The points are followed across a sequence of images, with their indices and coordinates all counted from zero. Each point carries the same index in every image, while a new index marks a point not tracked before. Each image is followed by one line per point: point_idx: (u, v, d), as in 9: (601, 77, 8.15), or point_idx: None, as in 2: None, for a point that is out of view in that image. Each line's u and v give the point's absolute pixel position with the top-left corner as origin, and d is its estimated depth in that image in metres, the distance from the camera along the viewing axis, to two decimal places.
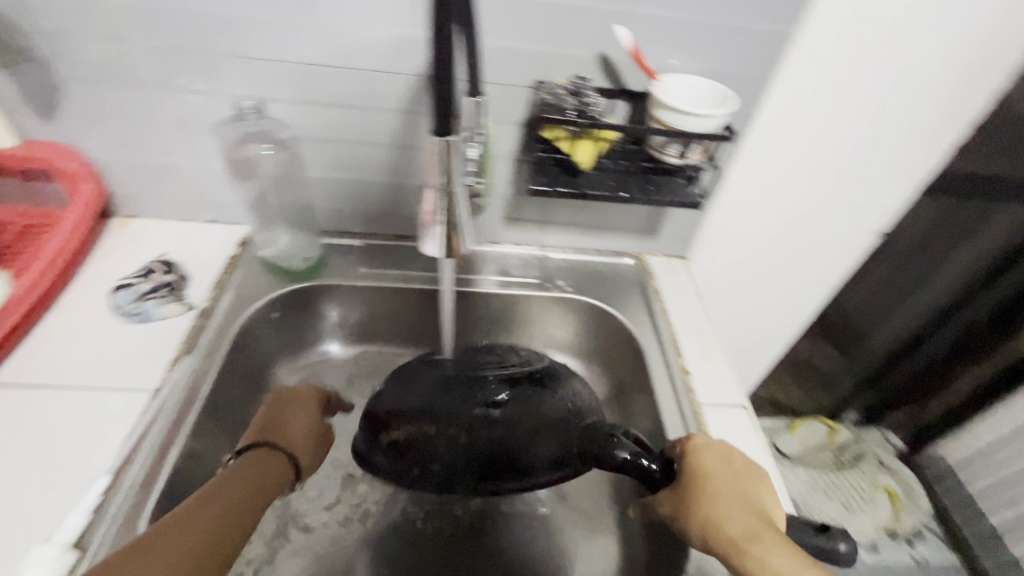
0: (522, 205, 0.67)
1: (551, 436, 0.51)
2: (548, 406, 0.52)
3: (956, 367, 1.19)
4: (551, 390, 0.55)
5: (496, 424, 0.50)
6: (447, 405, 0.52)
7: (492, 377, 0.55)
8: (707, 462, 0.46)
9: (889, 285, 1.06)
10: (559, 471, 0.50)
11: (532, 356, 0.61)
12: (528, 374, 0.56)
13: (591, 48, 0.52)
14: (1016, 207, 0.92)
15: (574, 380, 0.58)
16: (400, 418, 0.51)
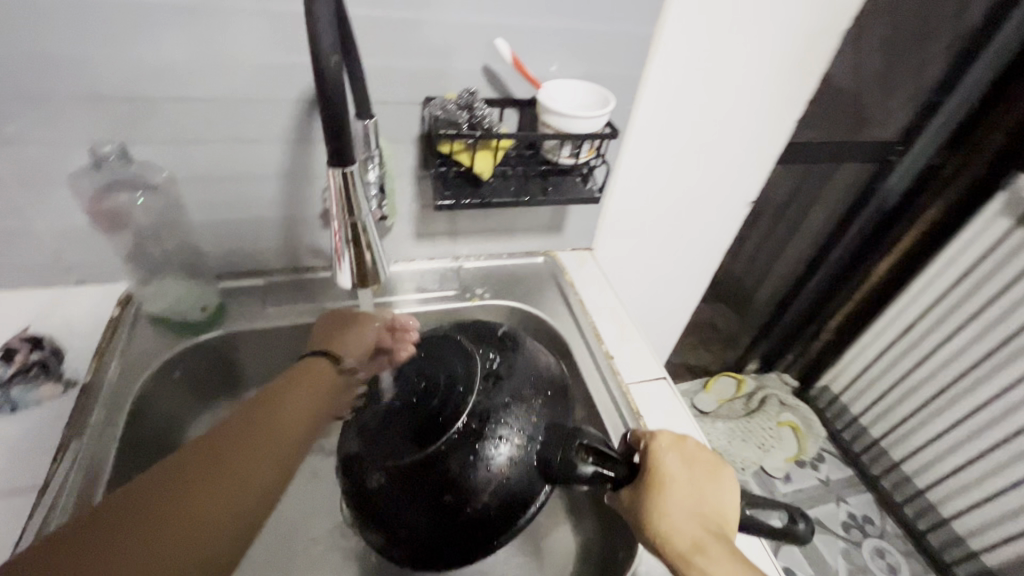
0: (429, 220, 0.67)
1: (524, 474, 0.42)
2: (491, 438, 0.42)
3: (826, 307, 1.37)
4: (492, 411, 0.43)
5: (464, 493, 0.41)
6: (402, 487, 0.42)
7: (423, 423, 0.43)
8: (666, 472, 0.43)
9: (765, 246, 1.20)
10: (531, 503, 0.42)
11: (459, 344, 0.49)
12: (462, 393, 0.44)
13: (473, 60, 0.53)
14: (849, 166, 1.08)
15: (513, 387, 0.45)
16: (380, 521, 0.42)
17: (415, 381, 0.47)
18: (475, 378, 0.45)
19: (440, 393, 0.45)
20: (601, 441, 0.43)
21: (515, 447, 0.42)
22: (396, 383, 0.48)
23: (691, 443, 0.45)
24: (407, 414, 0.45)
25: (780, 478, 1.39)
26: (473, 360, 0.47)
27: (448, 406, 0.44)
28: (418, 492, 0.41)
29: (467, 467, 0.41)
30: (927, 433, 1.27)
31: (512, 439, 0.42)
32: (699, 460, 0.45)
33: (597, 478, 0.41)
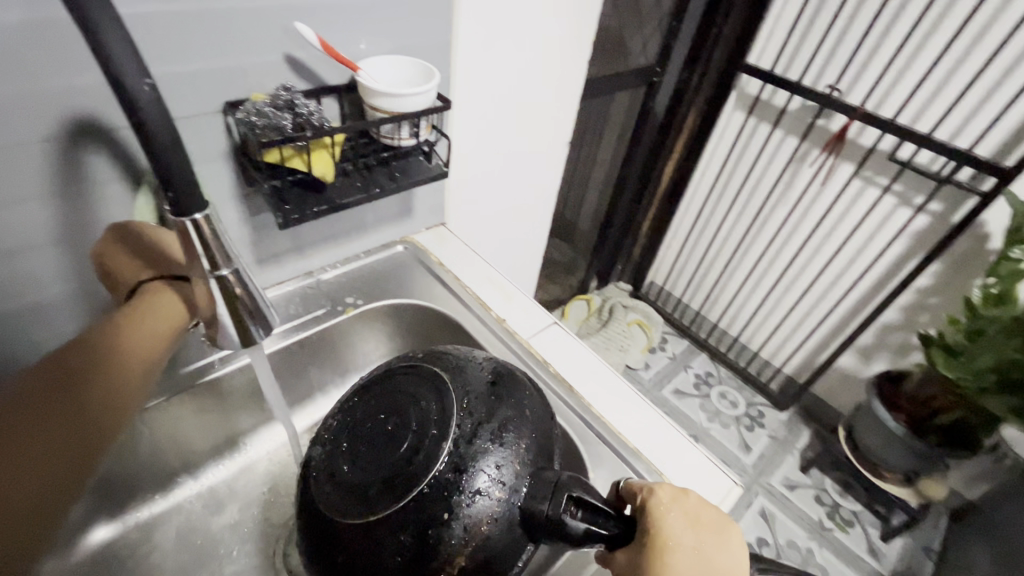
0: (270, 241, 0.59)
1: (500, 536, 0.39)
2: (466, 495, 0.39)
3: (636, 216, 1.60)
4: (469, 459, 0.40)
5: (436, 559, 0.37)
6: (365, 555, 0.38)
7: (391, 474, 0.40)
8: (670, 533, 0.43)
9: (581, 178, 1.32)
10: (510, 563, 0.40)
11: (428, 376, 0.46)
12: (436, 438, 0.41)
13: (276, 51, 0.47)
14: (629, 93, 1.24)
15: (487, 413, 0.42)
16: None
17: (382, 424, 0.44)
18: (450, 420, 0.42)
19: (410, 437, 0.42)
20: (591, 495, 0.40)
21: (494, 501, 0.39)
22: (356, 428, 0.45)
23: (692, 500, 0.46)
24: (375, 464, 0.41)
25: (641, 368, 1.63)
26: (449, 399, 0.43)
27: (418, 458, 0.40)
28: (384, 557, 0.38)
29: (441, 528, 0.38)
30: (730, 292, 1.59)
31: (491, 493, 0.39)
32: (699, 519, 0.46)
33: (584, 535, 0.39)
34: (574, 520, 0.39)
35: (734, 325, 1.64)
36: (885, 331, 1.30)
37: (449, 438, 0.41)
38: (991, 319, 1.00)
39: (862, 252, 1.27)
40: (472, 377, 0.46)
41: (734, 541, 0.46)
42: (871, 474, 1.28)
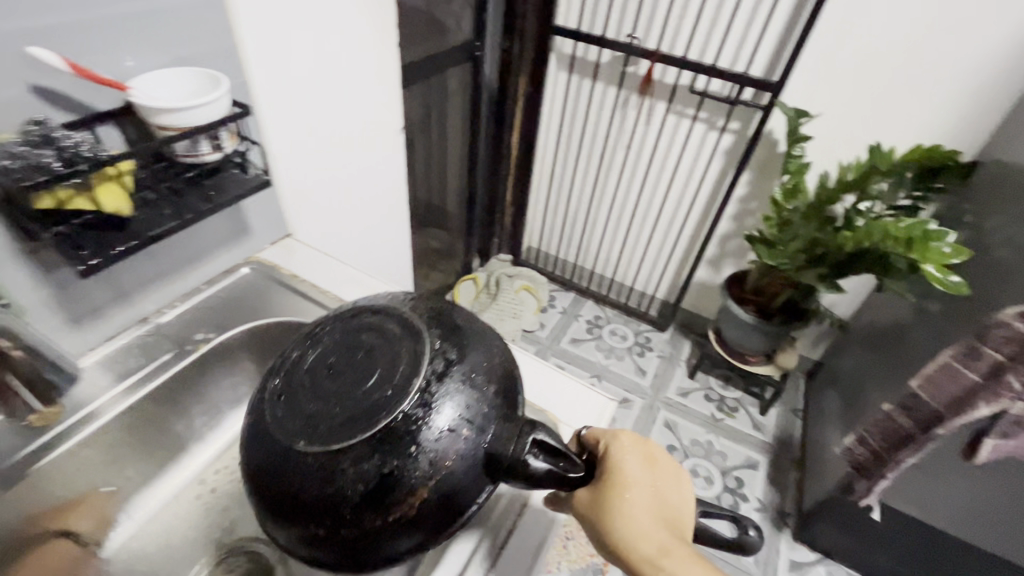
0: (84, 294, 0.53)
1: (466, 468, 0.39)
2: (431, 434, 0.39)
3: (497, 187, 1.65)
4: (439, 396, 0.40)
5: (403, 491, 0.38)
6: (319, 490, 0.38)
7: (352, 411, 0.40)
8: (626, 475, 0.48)
9: (433, 161, 1.33)
10: (465, 502, 0.40)
11: (394, 320, 0.46)
12: (405, 376, 0.41)
13: (18, 84, 0.41)
14: (457, 68, 1.26)
15: (461, 356, 0.43)
16: (298, 521, 0.38)
17: (344, 363, 0.44)
18: (421, 357, 0.42)
19: (376, 377, 0.42)
20: (552, 439, 0.44)
21: (460, 438, 0.39)
22: (317, 365, 0.44)
23: (649, 449, 0.51)
24: (336, 399, 0.41)
25: (538, 328, 1.71)
26: (420, 342, 0.43)
27: (385, 396, 0.40)
28: (341, 490, 0.37)
29: (405, 462, 0.38)
30: (598, 238, 1.72)
31: (460, 431, 0.40)
32: (655, 463, 0.51)
33: (548, 476, 0.42)
34: (541, 462, 0.42)
35: (609, 268, 1.78)
36: (724, 239, 1.50)
37: (420, 374, 0.41)
38: (793, 210, 1.21)
39: (691, 176, 1.43)
40: (448, 321, 0.47)
41: (682, 482, 0.52)
42: (741, 363, 1.48)
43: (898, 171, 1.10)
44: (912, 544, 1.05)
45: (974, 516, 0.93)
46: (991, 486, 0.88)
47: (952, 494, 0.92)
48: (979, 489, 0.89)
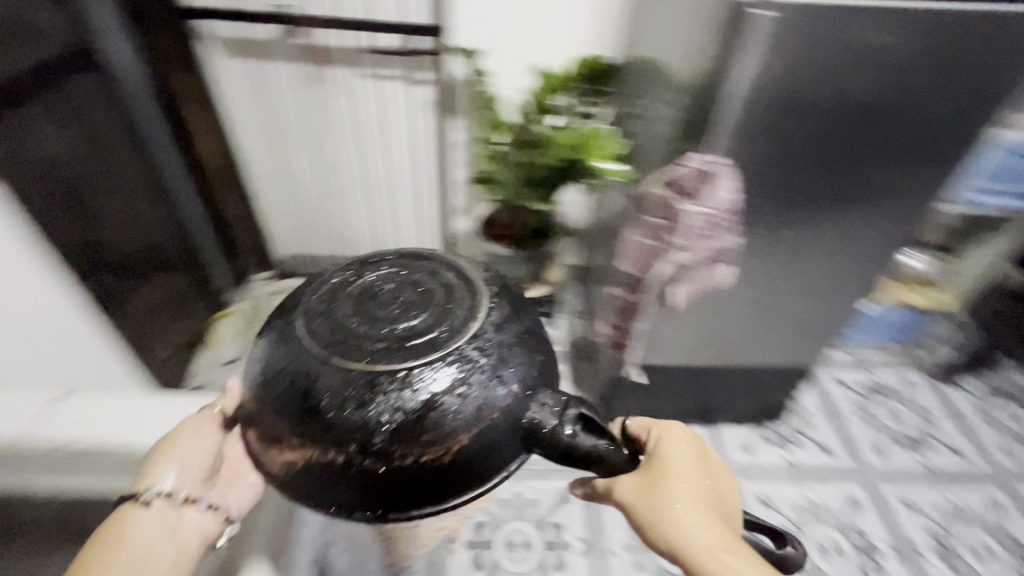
0: None
1: (496, 428, 0.54)
2: (475, 379, 0.55)
3: (211, 203, 1.47)
4: (487, 351, 0.57)
5: (437, 427, 0.53)
6: (362, 394, 0.53)
7: (399, 342, 0.56)
8: (670, 463, 0.63)
9: (105, 201, 1.11)
10: (472, 454, 0.54)
11: (446, 285, 0.63)
12: (456, 325, 0.58)
13: None
14: (82, 82, 1.05)
15: (511, 332, 0.60)
16: (334, 427, 0.52)
17: (395, 304, 0.60)
18: (480, 309, 0.60)
19: (425, 326, 0.58)
20: (596, 418, 0.57)
21: (507, 391, 0.55)
22: (374, 293, 0.62)
23: (696, 448, 0.66)
24: (387, 336, 0.57)
25: None
26: (473, 306, 0.61)
27: (438, 349, 0.56)
28: (387, 408, 0.52)
29: (446, 392, 0.54)
30: (353, 224, 1.61)
31: (508, 386, 0.56)
32: (703, 465, 0.65)
33: (588, 447, 0.54)
34: (582, 436, 0.54)
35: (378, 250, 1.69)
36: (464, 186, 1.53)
37: (474, 334, 0.58)
38: (502, 145, 1.29)
39: (405, 136, 1.41)
40: (513, 310, 0.63)
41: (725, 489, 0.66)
42: None
43: (565, 83, 1.24)
44: (676, 387, 1.26)
45: (707, 347, 1.15)
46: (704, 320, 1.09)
47: (686, 338, 1.12)
48: (697, 326, 1.09)
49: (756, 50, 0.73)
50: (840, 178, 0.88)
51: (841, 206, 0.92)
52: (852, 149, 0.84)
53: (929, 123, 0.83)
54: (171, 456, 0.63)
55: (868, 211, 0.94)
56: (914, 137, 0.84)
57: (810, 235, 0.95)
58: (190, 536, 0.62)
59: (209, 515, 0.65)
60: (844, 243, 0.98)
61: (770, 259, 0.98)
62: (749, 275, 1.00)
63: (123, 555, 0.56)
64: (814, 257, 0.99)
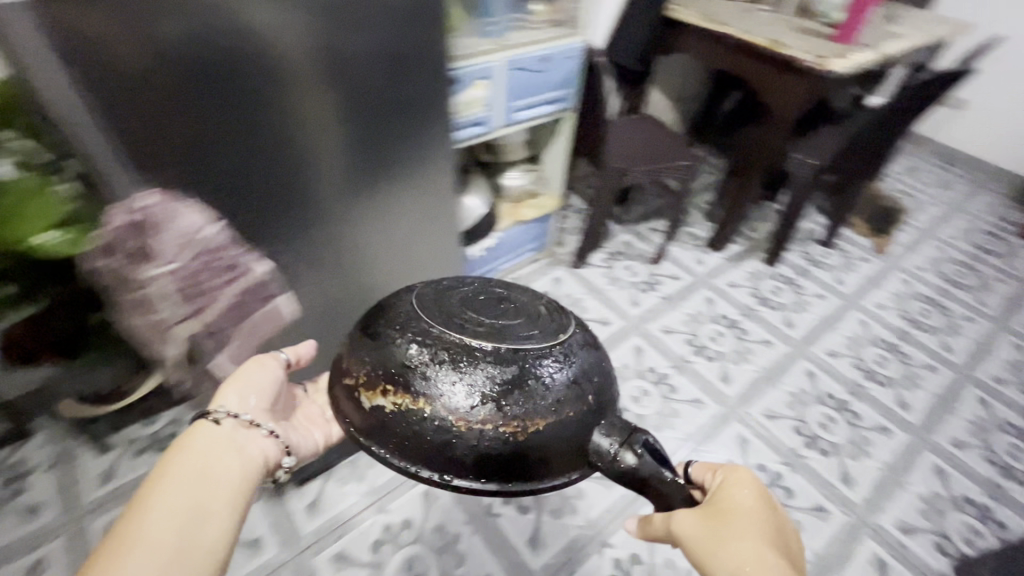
0: None
1: (571, 425, 0.67)
2: (550, 383, 0.68)
3: None
4: (567, 360, 0.72)
5: (512, 409, 0.66)
6: (455, 359, 0.68)
7: (488, 337, 0.71)
8: (732, 502, 0.64)
9: None
10: (531, 446, 0.67)
11: (539, 308, 0.80)
12: (543, 334, 0.74)
13: None
14: None
15: (593, 363, 0.74)
16: (420, 385, 0.68)
17: (491, 310, 0.77)
18: (565, 331, 0.76)
19: (518, 330, 0.73)
20: (659, 446, 0.67)
21: (571, 383, 0.70)
22: (473, 301, 0.79)
23: (761, 491, 0.66)
24: (481, 328, 0.73)
25: None
26: (564, 332, 0.76)
27: (525, 353, 0.70)
28: (475, 375, 0.67)
29: (525, 381, 0.68)
30: None
31: (569, 375, 0.70)
32: (769, 508, 0.65)
33: (649, 467, 0.63)
34: (644, 458, 0.63)
35: None
36: None
37: (560, 345, 0.73)
38: None
39: None
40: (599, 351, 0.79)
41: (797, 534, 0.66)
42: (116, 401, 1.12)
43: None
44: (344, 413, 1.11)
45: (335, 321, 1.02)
46: (308, 297, 0.96)
47: (302, 323, 0.97)
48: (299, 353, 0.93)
49: (50, 60, 0.62)
50: (328, 133, 0.87)
51: (356, 157, 0.92)
52: (309, 105, 0.83)
53: (356, 51, 0.85)
54: (243, 384, 0.76)
55: (384, 147, 0.96)
56: (355, 70, 0.86)
57: (348, 191, 0.94)
58: (253, 454, 0.71)
59: (273, 442, 0.74)
60: (392, 182, 1.01)
61: (329, 232, 0.94)
62: (322, 253, 0.94)
63: (201, 455, 0.66)
64: (374, 206, 1.00)
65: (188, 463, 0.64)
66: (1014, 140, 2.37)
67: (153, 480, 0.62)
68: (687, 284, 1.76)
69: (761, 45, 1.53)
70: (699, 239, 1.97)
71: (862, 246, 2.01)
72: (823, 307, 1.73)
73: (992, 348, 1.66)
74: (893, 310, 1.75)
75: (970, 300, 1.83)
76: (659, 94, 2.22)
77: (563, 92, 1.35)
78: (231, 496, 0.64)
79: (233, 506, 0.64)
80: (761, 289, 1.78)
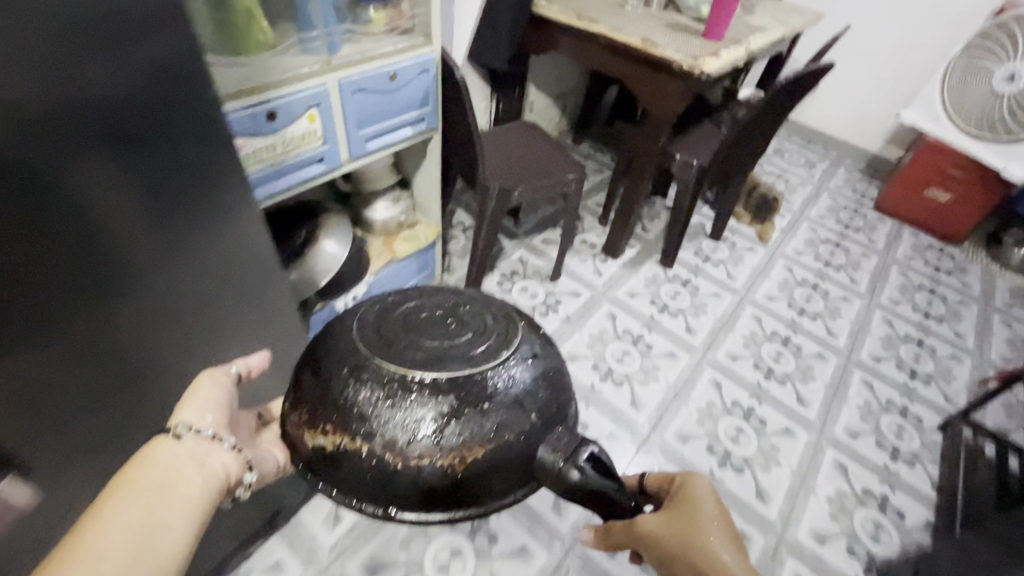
0: None
1: (525, 448, 0.55)
2: (500, 404, 0.56)
3: None
4: (521, 371, 0.59)
5: (459, 440, 0.53)
6: (392, 387, 0.55)
7: (427, 358, 0.58)
8: (688, 499, 0.66)
9: None
10: (487, 473, 0.54)
11: (489, 313, 0.66)
12: (493, 344, 0.61)
13: None
14: None
15: (547, 371, 0.61)
16: (356, 418, 0.55)
17: (434, 324, 0.63)
18: (517, 336, 0.63)
19: (462, 344, 0.60)
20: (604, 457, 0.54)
21: (523, 395, 0.57)
22: (414, 313, 0.65)
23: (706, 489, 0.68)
24: (419, 349, 0.59)
25: None
26: (515, 334, 0.63)
27: (471, 367, 0.57)
28: (413, 405, 0.54)
29: (472, 403, 0.55)
30: None
31: (517, 387, 0.58)
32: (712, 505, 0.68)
33: (595, 482, 0.51)
34: (589, 471, 0.51)
35: None
36: None
37: (508, 353, 0.60)
38: None
39: None
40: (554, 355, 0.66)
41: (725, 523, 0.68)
42: None
43: None
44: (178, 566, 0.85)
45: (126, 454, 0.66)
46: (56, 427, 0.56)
47: (49, 476, 0.58)
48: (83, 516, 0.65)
49: None
50: (78, 241, 0.50)
51: (142, 255, 0.57)
52: (22, 209, 0.45)
53: (136, 63, 0.49)
54: (198, 396, 0.62)
55: (184, 226, 0.61)
56: (103, 128, 0.49)
57: (151, 254, 0.58)
58: (218, 471, 0.56)
59: (235, 456, 0.59)
60: (212, 261, 0.67)
61: (115, 363, 0.59)
62: (104, 390, 0.59)
63: (164, 470, 0.52)
64: (189, 283, 0.65)
65: (139, 478, 0.50)
66: (861, 119, 2.56)
67: (97, 502, 0.48)
68: (588, 300, 1.66)
69: (633, 46, 1.43)
70: (595, 246, 1.88)
71: (746, 236, 2.04)
72: (720, 308, 1.72)
73: (868, 327, 1.75)
74: (781, 300, 1.79)
75: (844, 279, 1.93)
76: (537, 92, 2.07)
77: (422, 112, 1.15)
78: (192, 521, 0.51)
79: (195, 526, 0.51)
80: (661, 295, 1.72)
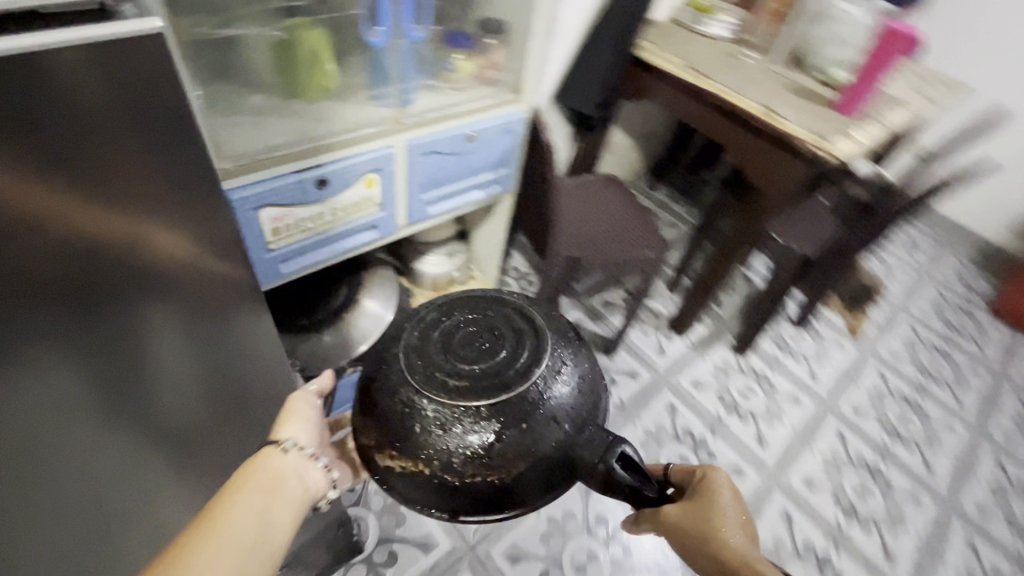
0: None
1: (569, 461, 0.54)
2: (544, 431, 0.55)
3: None
4: (558, 372, 0.59)
5: (503, 464, 0.54)
6: (435, 415, 0.56)
7: (475, 373, 0.58)
8: (713, 493, 0.61)
9: None
10: (540, 484, 0.55)
11: (513, 319, 0.64)
12: (526, 352, 0.60)
13: None
14: None
15: (582, 370, 0.62)
16: (402, 439, 0.56)
17: (470, 338, 0.62)
18: (547, 344, 0.61)
19: (504, 351, 0.60)
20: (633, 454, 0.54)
21: (568, 401, 0.58)
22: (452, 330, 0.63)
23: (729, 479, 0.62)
24: (465, 356, 0.60)
25: None
26: (546, 340, 0.61)
27: (508, 384, 0.57)
28: (469, 434, 0.54)
29: (532, 426, 0.55)
30: None
31: (563, 390, 0.58)
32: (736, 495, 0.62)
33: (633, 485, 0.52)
34: (620, 470, 0.52)
35: None
36: None
37: (528, 379, 0.57)
38: None
39: None
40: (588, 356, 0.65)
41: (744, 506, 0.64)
42: None
43: None
44: None
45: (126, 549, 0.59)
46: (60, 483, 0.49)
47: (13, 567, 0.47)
48: None
49: None
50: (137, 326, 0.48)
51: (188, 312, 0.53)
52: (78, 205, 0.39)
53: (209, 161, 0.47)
54: (297, 414, 0.67)
55: (232, 302, 0.57)
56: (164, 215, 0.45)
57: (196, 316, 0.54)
58: (310, 486, 0.61)
59: (325, 475, 0.64)
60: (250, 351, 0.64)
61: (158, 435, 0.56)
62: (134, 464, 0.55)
63: (269, 485, 0.57)
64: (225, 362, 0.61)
65: (256, 480, 0.56)
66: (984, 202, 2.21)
67: (220, 496, 0.54)
68: (647, 385, 1.47)
69: (750, 109, 1.22)
70: (660, 317, 1.67)
71: (834, 327, 1.78)
72: (798, 415, 1.48)
73: (973, 467, 1.48)
74: (870, 416, 1.53)
75: (947, 399, 1.64)
76: (617, 132, 1.87)
77: (496, 175, 0.99)
78: (289, 526, 0.56)
79: (291, 530, 0.56)
80: (730, 390, 1.50)
